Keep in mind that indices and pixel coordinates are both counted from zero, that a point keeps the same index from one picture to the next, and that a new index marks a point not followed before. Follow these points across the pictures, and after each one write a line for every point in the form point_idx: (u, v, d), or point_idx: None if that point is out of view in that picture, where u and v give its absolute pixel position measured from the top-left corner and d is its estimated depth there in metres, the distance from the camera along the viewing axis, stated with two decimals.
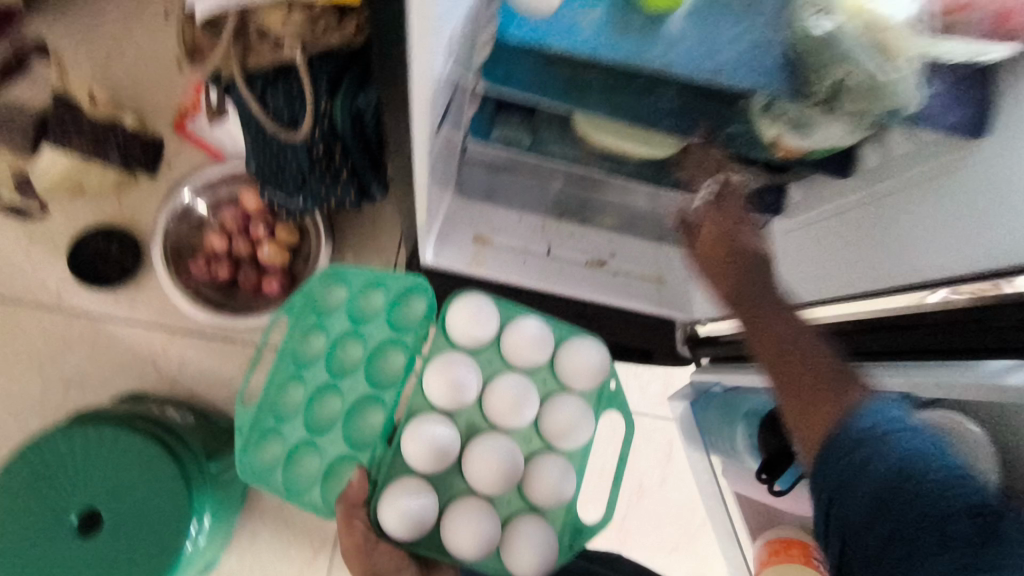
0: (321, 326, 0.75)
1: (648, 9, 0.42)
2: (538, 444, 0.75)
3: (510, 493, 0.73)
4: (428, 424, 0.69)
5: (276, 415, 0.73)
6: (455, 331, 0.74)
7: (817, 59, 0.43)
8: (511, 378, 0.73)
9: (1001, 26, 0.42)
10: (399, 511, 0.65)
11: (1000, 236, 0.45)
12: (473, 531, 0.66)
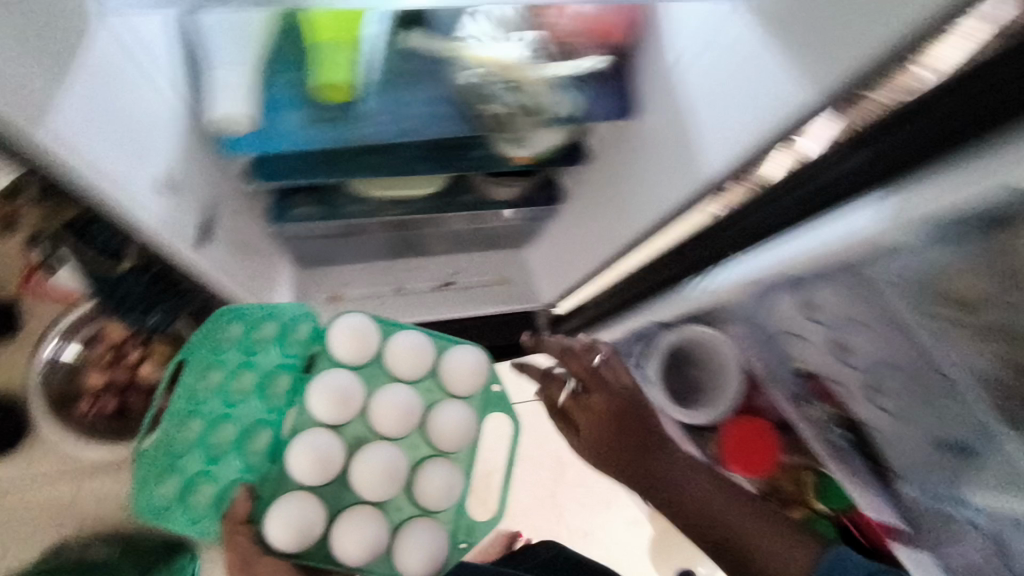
0: (216, 361, 0.68)
1: (329, 101, 0.52)
2: (426, 450, 0.67)
3: (401, 498, 0.64)
4: (314, 433, 0.61)
5: (173, 454, 0.66)
6: (335, 347, 0.65)
7: (476, 101, 0.54)
8: (394, 386, 0.65)
9: (603, 37, 0.55)
10: (281, 522, 0.57)
11: (670, 181, 0.58)
12: (364, 539, 0.58)
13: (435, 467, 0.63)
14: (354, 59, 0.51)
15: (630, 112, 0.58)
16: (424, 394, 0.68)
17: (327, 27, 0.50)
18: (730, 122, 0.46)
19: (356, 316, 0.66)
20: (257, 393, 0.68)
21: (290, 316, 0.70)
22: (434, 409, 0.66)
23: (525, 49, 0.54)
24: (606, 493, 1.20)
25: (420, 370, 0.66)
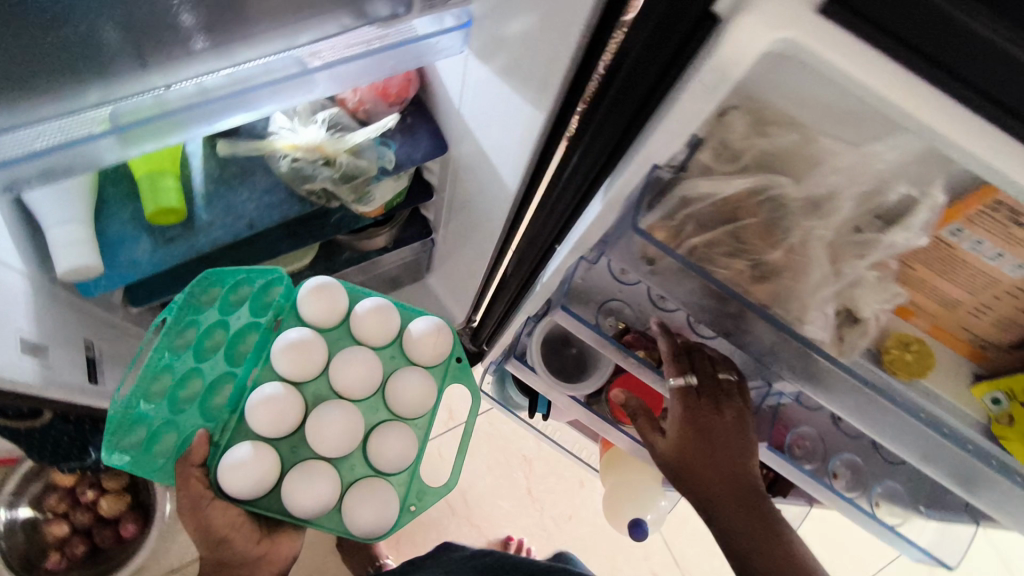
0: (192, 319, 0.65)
1: (164, 222, 0.59)
2: (385, 415, 0.70)
3: (356, 458, 0.68)
4: (280, 391, 0.63)
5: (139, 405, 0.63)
6: (304, 309, 0.65)
7: (297, 183, 0.61)
8: (358, 353, 0.66)
9: (386, 96, 0.62)
10: (237, 473, 0.60)
11: (491, 197, 0.66)
12: (315, 497, 0.62)
13: (390, 433, 0.66)
14: (177, 186, 0.58)
15: (440, 148, 0.66)
16: (388, 361, 0.70)
17: (146, 164, 0.57)
18: (500, 144, 0.56)
19: (329, 282, 0.65)
20: (225, 351, 0.65)
21: (260, 278, 0.66)
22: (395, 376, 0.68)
23: (324, 129, 0.61)
24: (576, 473, 1.28)
25: (386, 339, 0.68)
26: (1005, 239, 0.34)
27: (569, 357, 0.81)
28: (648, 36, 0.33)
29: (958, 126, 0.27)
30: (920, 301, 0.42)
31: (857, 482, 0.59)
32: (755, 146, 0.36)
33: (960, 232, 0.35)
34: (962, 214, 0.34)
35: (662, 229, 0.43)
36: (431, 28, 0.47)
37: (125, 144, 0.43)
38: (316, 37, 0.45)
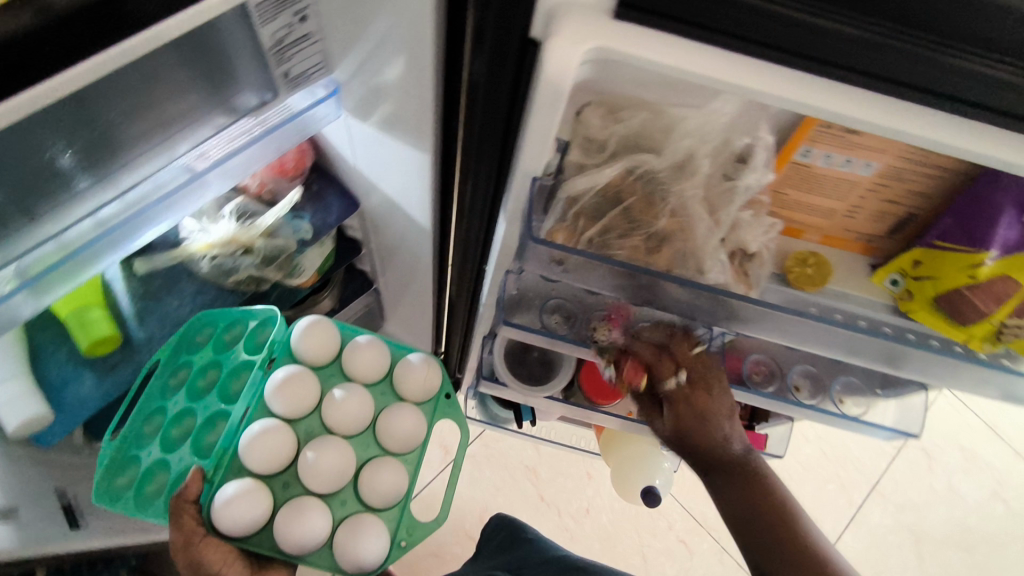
0: (186, 358, 0.66)
1: (99, 353, 0.59)
2: (376, 450, 0.70)
3: (346, 493, 0.68)
4: (274, 425, 0.63)
5: (136, 443, 0.64)
6: (298, 347, 0.66)
7: (223, 277, 0.64)
8: (351, 389, 0.67)
9: (282, 169, 0.62)
10: (231, 508, 0.59)
11: (408, 237, 0.69)
12: (307, 532, 0.61)
13: (382, 467, 0.66)
14: (105, 314, 0.59)
15: (353, 205, 0.67)
16: (379, 397, 0.71)
17: (68, 302, 0.57)
18: (396, 188, 0.59)
19: (319, 321, 0.67)
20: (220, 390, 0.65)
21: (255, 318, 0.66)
22: (386, 411, 0.69)
23: (235, 220, 0.62)
24: (581, 468, 1.31)
25: (376, 374, 0.69)
26: (844, 148, 0.44)
27: (534, 362, 0.83)
28: (488, 70, 0.36)
29: (769, 79, 0.31)
30: (802, 217, 0.52)
31: (818, 388, 0.62)
32: (614, 133, 0.42)
33: (810, 152, 0.45)
34: (804, 139, 0.43)
35: (560, 231, 0.44)
36: (304, 103, 0.48)
37: (38, 294, 0.45)
38: (194, 143, 0.46)
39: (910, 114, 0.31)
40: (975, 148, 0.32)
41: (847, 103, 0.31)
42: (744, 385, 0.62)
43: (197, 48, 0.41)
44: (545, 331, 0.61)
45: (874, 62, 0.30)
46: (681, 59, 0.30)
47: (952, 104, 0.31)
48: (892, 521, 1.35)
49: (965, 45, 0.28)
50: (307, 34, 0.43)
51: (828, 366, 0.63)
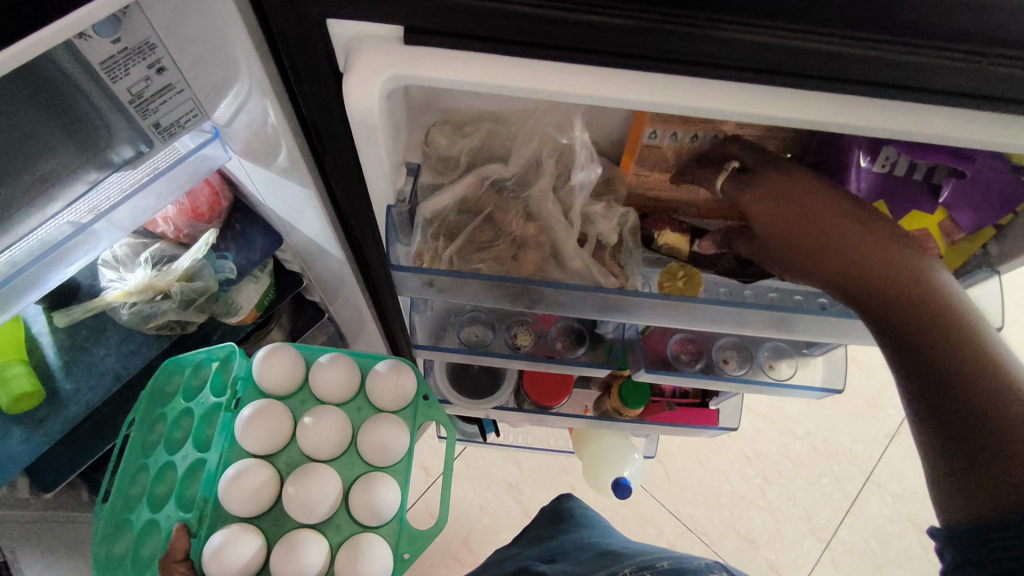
0: (161, 412, 0.67)
1: (23, 405, 0.59)
2: (361, 470, 0.67)
3: (340, 517, 0.66)
4: (250, 464, 0.62)
5: (126, 508, 0.64)
6: (262, 379, 0.65)
7: (144, 323, 0.64)
8: (323, 412, 0.66)
9: (193, 211, 0.63)
10: (221, 557, 0.58)
11: (324, 261, 0.70)
12: (303, 564, 0.60)
13: (370, 483, 0.64)
14: (27, 369, 0.59)
15: (276, 241, 0.68)
16: (354, 414, 0.69)
17: None
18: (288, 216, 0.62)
19: (276, 348, 0.66)
20: (194, 437, 0.66)
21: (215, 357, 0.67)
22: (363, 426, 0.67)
23: (150, 267, 0.63)
24: (564, 481, 1.28)
25: (347, 390, 0.68)
26: (684, 125, 0.45)
27: (477, 373, 0.77)
28: (318, 108, 0.36)
29: (566, 80, 0.33)
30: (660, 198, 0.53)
31: (745, 359, 0.59)
32: (463, 147, 0.44)
33: (655, 133, 0.46)
34: (647, 122, 0.45)
35: (426, 251, 0.42)
36: (192, 144, 0.50)
37: None
38: (65, 202, 0.46)
39: (697, 87, 0.34)
40: (767, 109, 0.34)
41: (646, 89, 0.34)
42: (670, 367, 0.58)
43: (55, 104, 0.40)
44: (462, 350, 0.57)
45: (667, 48, 0.32)
46: (477, 73, 0.33)
47: (748, 77, 0.33)
48: (889, 511, 1.31)
49: (742, 19, 0.30)
50: (169, 85, 0.43)
51: (750, 337, 0.60)
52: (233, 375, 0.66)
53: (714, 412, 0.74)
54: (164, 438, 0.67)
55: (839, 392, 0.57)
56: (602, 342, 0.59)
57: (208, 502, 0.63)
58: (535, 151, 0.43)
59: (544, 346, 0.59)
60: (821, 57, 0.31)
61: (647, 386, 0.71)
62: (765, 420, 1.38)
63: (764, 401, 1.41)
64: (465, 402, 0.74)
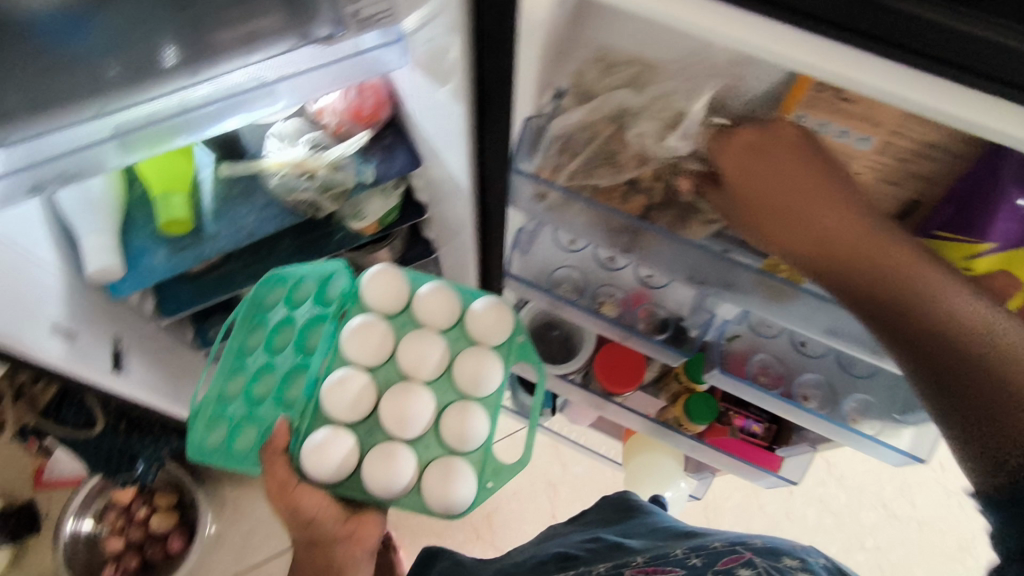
0: (260, 319, 0.71)
1: (175, 228, 0.68)
2: (455, 395, 0.70)
3: (430, 437, 0.69)
4: (352, 371, 0.67)
5: (221, 403, 0.70)
6: (371, 299, 0.70)
7: (285, 197, 0.71)
8: (419, 337, 0.69)
9: (358, 113, 0.71)
10: (320, 453, 0.64)
11: (449, 193, 0.75)
12: (390, 473, 0.64)
13: (461, 410, 0.67)
14: (186, 201, 0.68)
15: (415, 163, 0.73)
16: (452, 344, 0.71)
17: (161, 185, 0.68)
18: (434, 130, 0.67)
19: (382, 270, 0.70)
20: (295, 343, 0.72)
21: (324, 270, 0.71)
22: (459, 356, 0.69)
23: (307, 148, 0.70)
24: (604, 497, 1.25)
25: (447, 319, 0.69)
26: (844, 117, 0.40)
27: (554, 339, 0.78)
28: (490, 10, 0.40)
29: (731, 24, 0.35)
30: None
31: (828, 401, 0.55)
32: (607, 85, 0.45)
33: (806, 117, 0.42)
34: (796, 104, 0.41)
35: (544, 166, 0.52)
36: (377, 41, 0.54)
37: (124, 150, 0.53)
38: (264, 57, 0.53)
39: (870, 68, 0.34)
40: (921, 99, 0.34)
41: (806, 51, 0.35)
42: (748, 380, 0.56)
43: None
44: (547, 292, 0.59)
45: (838, 12, 0.33)
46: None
47: (912, 61, 0.34)
48: None
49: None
50: None
51: (842, 380, 0.56)
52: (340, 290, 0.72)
53: (778, 457, 0.71)
54: (263, 343, 0.72)
55: (921, 462, 0.52)
56: (685, 341, 0.58)
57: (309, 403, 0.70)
58: (670, 109, 0.45)
59: (627, 320, 0.59)
60: (992, 52, 0.32)
61: (716, 407, 0.70)
62: (835, 517, 1.26)
63: (840, 498, 1.27)
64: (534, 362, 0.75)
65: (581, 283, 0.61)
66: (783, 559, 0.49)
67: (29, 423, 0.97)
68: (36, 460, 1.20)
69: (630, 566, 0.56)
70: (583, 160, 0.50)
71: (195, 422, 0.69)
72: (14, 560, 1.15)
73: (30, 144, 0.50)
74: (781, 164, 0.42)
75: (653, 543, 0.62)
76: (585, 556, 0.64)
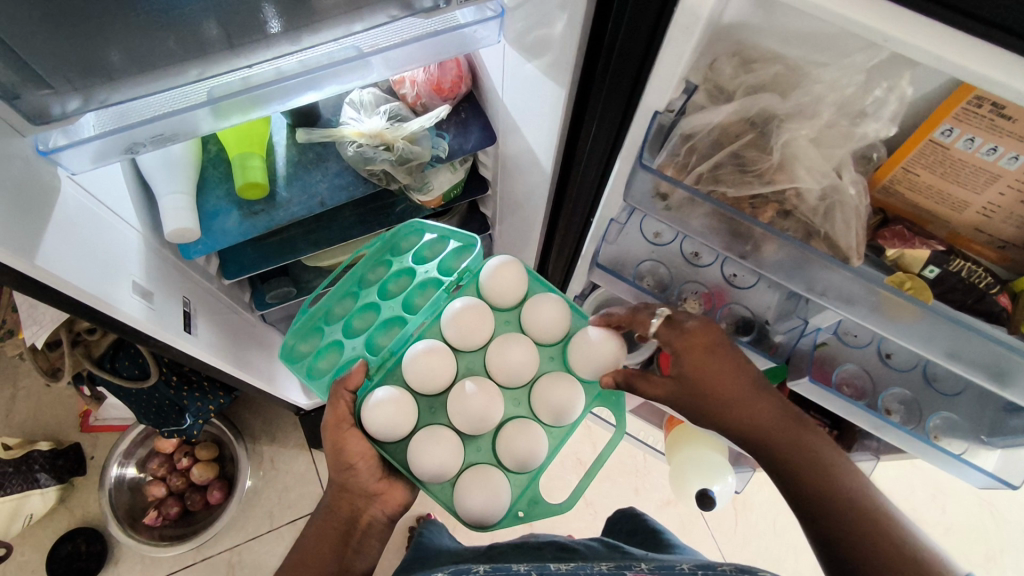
0: (387, 259, 0.74)
1: (251, 193, 0.67)
2: (523, 411, 0.71)
3: (483, 441, 0.71)
4: (439, 350, 0.67)
5: (324, 319, 0.72)
6: (487, 281, 0.69)
7: (360, 166, 0.70)
8: (520, 339, 0.69)
9: (438, 87, 0.70)
10: (380, 410, 0.64)
11: (524, 174, 0.74)
12: (441, 458, 0.65)
13: (524, 427, 0.68)
14: (262, 165, 0.67)
15: (490, 139, 0.73)
16: (545, 359, 0.72)
17: (238, 146, 0.67)
18: (517, 107, 0.64)
19: (514, 263, 0.69)
20: (405, 297, 0.74)
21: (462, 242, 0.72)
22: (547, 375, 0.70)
23: (386, 118, 0.69)
24: (634, 479, 1.26)
25: (553, 334, 0.70)
26: (995, 134, 0.35)
27: None
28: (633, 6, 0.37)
29: (910, 32, 0.32)
30: (924, 205, 0.43)
31: (911, 416, 0.55)
32: (743, 84, 0.40)
33: (952, 131, 0.36)
34: (948, 115, 0.36)
35: (669, 166, 0.42)
36: (470, 17, 0.54)
37: (217, 116, 0.53)
38: (367, 26, 0.52)
39: None
40: None
41: (991, 67, 0.32)
42: (830, 386, 0.55)
43: None
44: (631, 282, 0.59)
45: None
46: None
47: None
48: None
49: None
50: None
51: (929, 394, 0.55)
52: (466, 266, 0.72)
53: None
54: (380, 282, 0.74)
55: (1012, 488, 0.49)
56: (767, 339, 0.58)
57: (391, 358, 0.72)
58: None
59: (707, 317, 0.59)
60: None
61: None
62: None
63: None
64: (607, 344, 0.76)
65: (664, 279, 0.60)
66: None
67: (84, 370, 0.99)
68: (83, 404, 1.23)
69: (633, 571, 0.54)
70: (713, 162, 0.42)
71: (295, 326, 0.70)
72: (59, 500, 1.19)
73: (124, 105, 0.49)
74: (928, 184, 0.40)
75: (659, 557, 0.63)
76: (584, 553, 0.68)
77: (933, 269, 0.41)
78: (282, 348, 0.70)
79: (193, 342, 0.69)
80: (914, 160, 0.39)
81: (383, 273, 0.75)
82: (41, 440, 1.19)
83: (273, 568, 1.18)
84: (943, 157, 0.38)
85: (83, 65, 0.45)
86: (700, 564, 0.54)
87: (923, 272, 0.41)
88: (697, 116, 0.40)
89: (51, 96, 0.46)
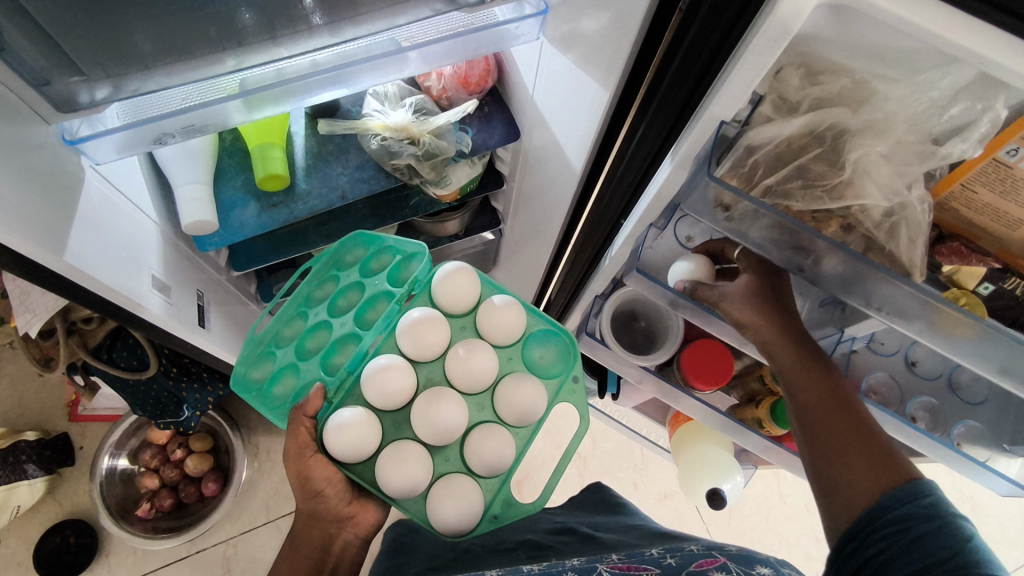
0: (334, 275, 0.73)
1: (267, 187, 0.65)
2: (488, 416, 0.71)
3: (450, 450, 0.70)
4: (398, 365, 0.66)
5: (274, 342, 0.72)
6: (439, 290, 0.68)
7: (383, 160, 0.68)
8: (478, 346, 0.68)
9: (466, 81, 0.68)
10: (342, 433, 0.63)
11: (544, 177, 0.73)
12: (408, 475, 0.64)
13: (490, 434, 0.67)
14: (283, 156, 0.65)
15: (514, 136, 0.72)
16: (504, 362, 0.72)
17: (259, 138, 0.65)
18: (546, 109, 0.63)
19: (463, 270, 0.68)
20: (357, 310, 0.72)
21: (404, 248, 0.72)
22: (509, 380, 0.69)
23: (411, 111, 0.67)
24: (631, 473, 1.27)
25: (508, 338, 0.69)
26: None
27: (637, 331, 0.81)
28: (700, 25, 0.36)
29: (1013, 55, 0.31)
30: (977, 220, 0.44)
31: (937, 423, 0.56)
32: (809, 96, 0.40)
33: (1017, 150, 0.38)
34: (1016, 135, 0.37)
35: (735, 178, 0.44)
36: (511, 14, 0.53)
37: (249, 107, 0.51)
38: (411, 20, 0.51)
39: None
40: None
41: None
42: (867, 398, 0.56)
43: None
44: (661, 284, 0.60)
45: None
46: (911, 7, 0.31)
47: None
48: None
49: None
50: None
51: (954, 403, 0.56)
52: (414, 275, 0.70)
53: None
54: (329, 297, 0.73)
55: None
56: None
57: (349, 377, 0.69)
58: None
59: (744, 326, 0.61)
60: None
61: None
62: None
63: None
64: (636, 344, 0.80)
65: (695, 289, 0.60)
66: (757, 566, 0.47)
67: (79, 361, 0.96)
68: (73, 394, 1.20)
69: (604, 562, 0.52)
70: (778, 176, 0.43)
71: (244, 356, 0.69)
72: (46, 491, 1.16)
73: (148, 95, 0.47)
74: (981, 202, 0.42)
75: (625, 540, 0.61)
76: (557, 550, 0.64)
77: (987, 286, 0.43)
78: (234, 378, 0.69)
79: (206, 336, 0.67)
80: (974, 178, 0.41)
81: (332, 289, 0.74)
82: (28, 430, 1.15)
83: (268, 561, 1.16)
84: (1006, 176, 0.39)
85: (115, 52, 0.42)
86: (667, 548, 0.53)
87: (977, 288, 0.44)
88: (762, 129, 0.41)
89: (79, 84, 0.43)
